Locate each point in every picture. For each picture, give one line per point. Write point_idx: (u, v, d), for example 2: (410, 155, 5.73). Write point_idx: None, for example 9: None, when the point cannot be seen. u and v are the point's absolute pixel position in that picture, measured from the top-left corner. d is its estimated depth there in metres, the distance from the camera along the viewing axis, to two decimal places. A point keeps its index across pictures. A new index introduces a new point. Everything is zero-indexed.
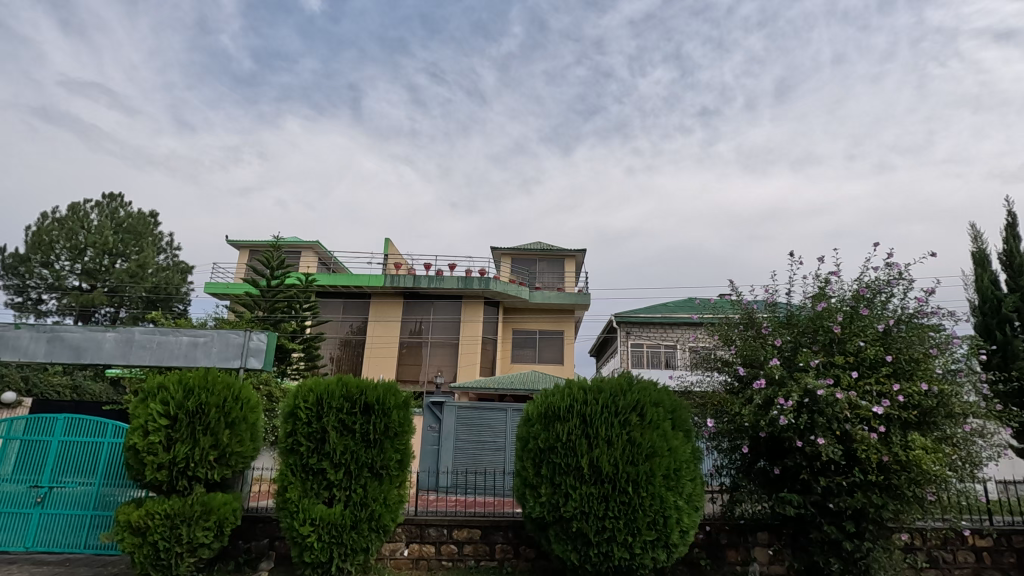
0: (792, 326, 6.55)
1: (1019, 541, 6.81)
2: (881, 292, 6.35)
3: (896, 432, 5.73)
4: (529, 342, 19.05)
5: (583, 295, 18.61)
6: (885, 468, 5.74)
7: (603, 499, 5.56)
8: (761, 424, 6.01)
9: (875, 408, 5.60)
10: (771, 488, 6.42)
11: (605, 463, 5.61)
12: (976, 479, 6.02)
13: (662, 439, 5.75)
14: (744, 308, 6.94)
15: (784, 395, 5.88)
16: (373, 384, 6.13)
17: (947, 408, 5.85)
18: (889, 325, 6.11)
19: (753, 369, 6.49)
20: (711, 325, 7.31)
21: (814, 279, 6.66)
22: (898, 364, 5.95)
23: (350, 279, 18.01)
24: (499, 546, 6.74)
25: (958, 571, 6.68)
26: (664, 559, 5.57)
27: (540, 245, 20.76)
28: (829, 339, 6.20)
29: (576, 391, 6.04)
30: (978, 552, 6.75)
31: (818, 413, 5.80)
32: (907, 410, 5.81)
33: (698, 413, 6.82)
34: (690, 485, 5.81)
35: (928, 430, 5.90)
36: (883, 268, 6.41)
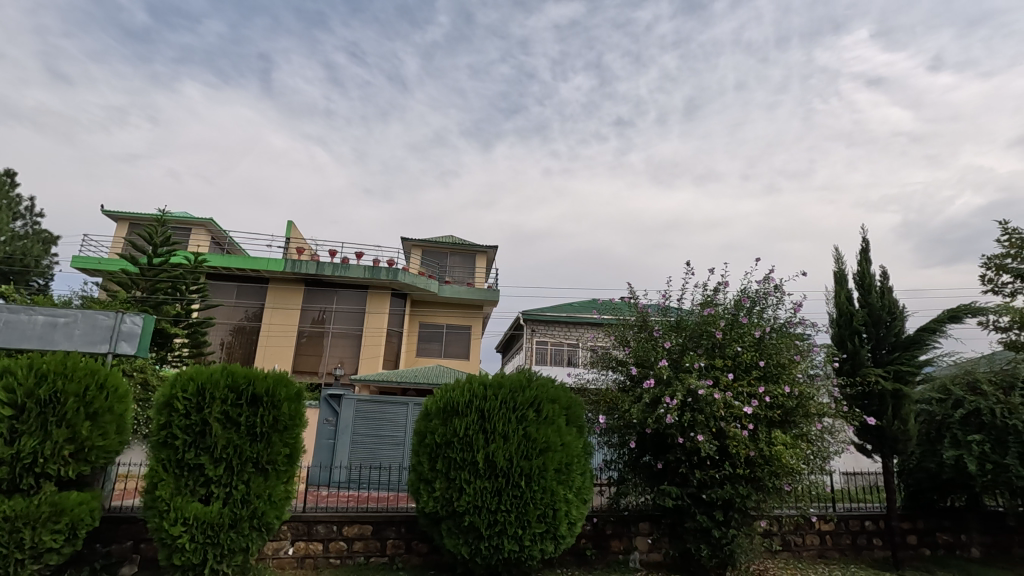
0: (681, 330, 7.05)
1: (854, 524, 7.79)
2: (758, 303, 7.01)
3: (762, 430, 6.29)
4: (436, 336, 18.89)
5: (492, 291, 18.76)
6: (751, 462, 6.29)
7: (496, 493, 5.65)
8: (648, 421, 6.39)
9: (746, 408, 6.13)
10: (653, 481, 6.88)
11: (500, 458, 5.69)
12: (824, 471, 6.82)
13: (556, 435, 5.94)
14: (640, 311, 7.37)
15: (669, 394, 6.31)
16: (263, 374, 5.79)
17: (804, 408, 6.55)
18: (764, 332, 6.74)
19: (644, 369, 6.90)
20: (610, 326, 7.68)
21: (703, 288, 7.20)
22: (767, 368, 6.57)
23: (246, 261, 16.87)
24: (390, 541, 6.64)
25: (805, 553, 7.53)
26: (552, 551, 5.77)
27: (452, 239, 20.68)
28: (712, 343, 6.73)
29: (476, 387, 6.07)
30: (822, 535, 7.66)
31: (698, 412, 6.26)
32: (772, 410, 6.42)
33: (592, 410, 7.14)
34: (580, 479, 6.07)
35: (788, 427, 6.57)
36: (762, 282, 7.09)
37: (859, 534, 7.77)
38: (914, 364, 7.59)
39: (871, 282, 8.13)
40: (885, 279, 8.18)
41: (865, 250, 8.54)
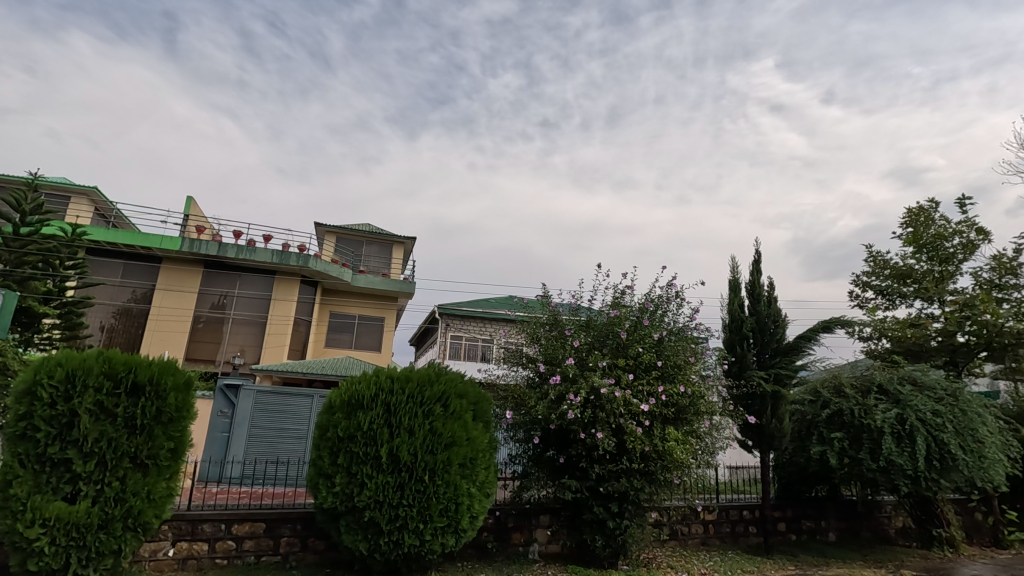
0: (588, 330, 7.32)
1: (734, 513, 8.49)
2: (660, 307, 7.43)
3: (657, 426, 6.67)
4: (347, 327, 18.29)
5: (408, 283, 18.44)
6: (646, 456, 6.65)
7: (399, 488, 5.58)
8: (552, 417, 6.59)
9: (643, 405, 6.47)
10: (555, 474, 7.10)
11: (404, 452, 5.63)
12: (710, 465, 7.36)
13: (462, 430, 5.96)
14: (551, 310, 7.57)
15: (574, 391, 6.55)
16: (146, 361, 5.33)
17: (696, 407, 7.01)
18: (664, 335, 7.15)
19: (552, 367, 7.09)
20: (522, 323, 7.84)
21: (613, 290, 7.52)
22: (665, 368, 6.96)
23: (136, 237, 15.40)
24: (284, 539, 6.36)
25: (690, 541, 8.11)
26: (453, 544, 5.80)
27: (369, 227, 20.10)
28: (616, 343, 7.05)
29: (383, 380, 5.96)
30: (706, 524, 8.27)
31: (600, 409, 6.54)
32: (667, 408, 6.82)
33: (500, 405, 7.26)
34: (484, 473, 6.13)
35: (681, 424, 6.99)
36: (665, 287, 7.51)
37: (738, 523, 8.48)
38: (791, 368, 8.38)
39: (760, 292, 8.88)
40: (772, 290, 8.96)
41: (757, 263, 9.30)
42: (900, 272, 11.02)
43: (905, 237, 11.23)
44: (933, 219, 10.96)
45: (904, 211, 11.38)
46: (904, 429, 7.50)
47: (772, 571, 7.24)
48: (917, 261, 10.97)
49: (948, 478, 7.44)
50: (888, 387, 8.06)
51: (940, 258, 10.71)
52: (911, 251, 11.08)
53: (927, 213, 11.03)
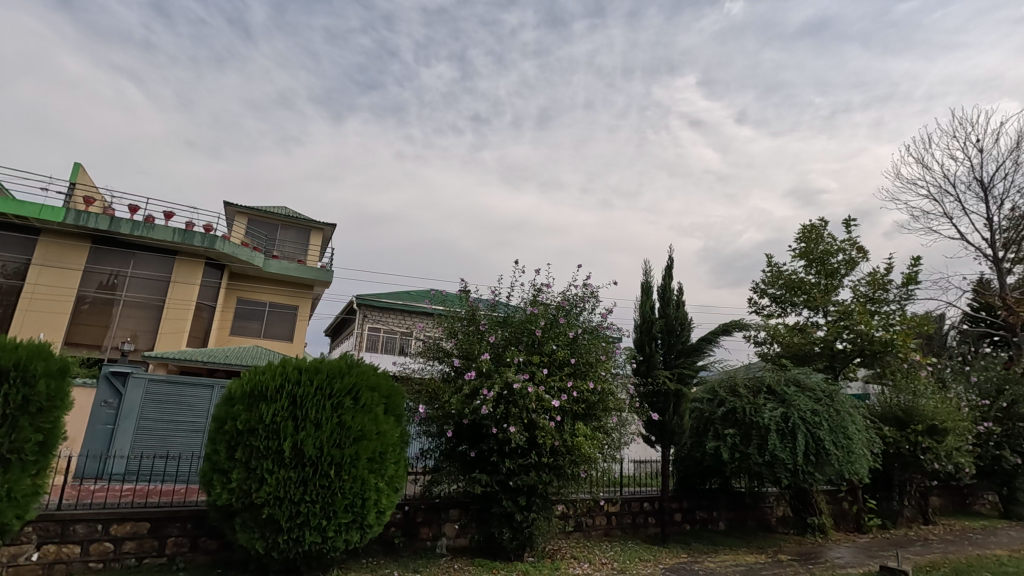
0: (505, 326, 7.40)
1: (634, 505, 8.93)
2: (576, 305, 7.65)
3: (567, 422, 6.85)
4: (256, 314, 17.31)
5: (325, 271, 17.74)
6: (555, 451, 6.82)
7: (302, 483, 5.35)
8: (465, 412, 6.62)
9: (554, 401, 6.63)
10: (466, 469, 7.12)
11: (309, 446, 5.40)
12: (615, 459, 7.67)
13: (372, 424, 5.82)
14: (470, 304, 7.58)
15: (488, 386, 6.59)
16: (13, 344, 4.76)
17: (605, 403, 7.27)
18: (577, 333, 7.35)
19: (468, 362, 7.11)
20: (440, 317, 7.79)
21: (531, 287, 7.64)
22: (577, 366, 7.16)
23: (9, 204, 13.65)
24: (171, 539, 5.92)
25: (594, 532, 8.43)
26: (357, 540, 5.65)
27: (285, 211, 19.12)
28: (532, 340, 7.18)
29: (290, 371, 5.70)
30: (609, 516, 8.63)
31: (512, 404, 6.64)
32: (577, 404, 7.02)
33: (413, 399, 7.18)
34: (393, 468, 6.02)
35: (590, 420, 7.22)
36: (581, 286, 7.74)
37: (638, 514, 8.93)
38: (693, 369, 8.93)
39: (669, 296, 9.37)
40: (680, 294, 9.48)
41: (668, 268, 9.80)
42: (792, 283, 12.03)
43: (798, 251, 12.26)
44: (823, 235, 12.00)
45: (799, 227, 12.38)
46: (787, 426, 8.20)
47: (666, 559, 7.69)
48: (808, 273, 12.02)
49: (822, 471, 8.20)
50: (776, 388, 8.78)
51: (826, 272, 11.78)
52: (803, 265, 12.12)
53: (818, 230, 12.05)
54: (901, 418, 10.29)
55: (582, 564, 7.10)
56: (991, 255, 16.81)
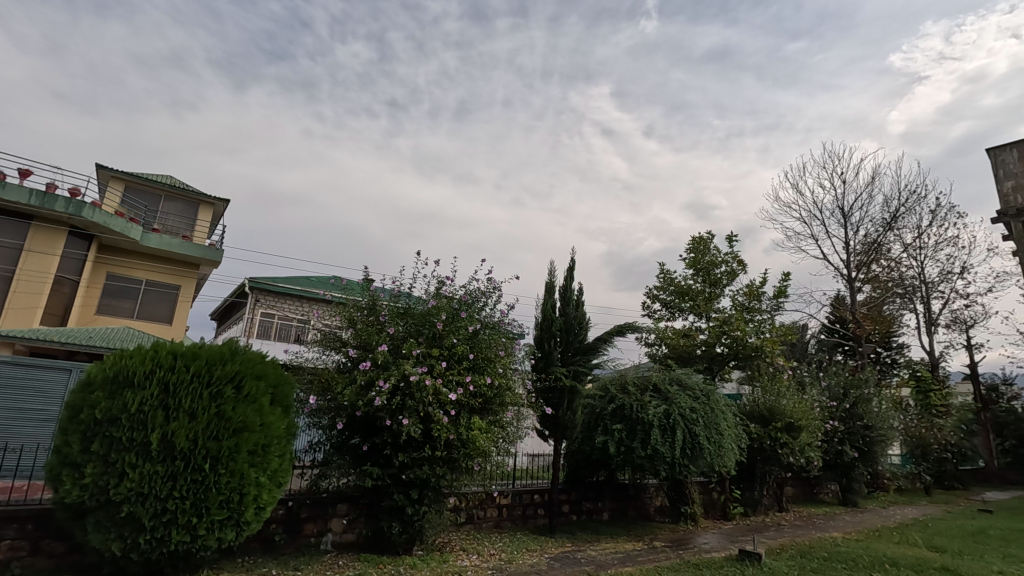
0: (406, 318, 7.28)
1: (526, 497, 9.17)
2: (479, 300, 7.72)
3: (463, 415, 6.86)
4: (130, 293, 15.65)
5: (214, 250, 16.43)
6: (450, 444, 6.82)
7: (170, 478, 4.92)
8: (359, 403, 6.44)
9: (451, 395, 6.62)
10: (357, 463, 6.93)
11: (181, 438, 4.96)
12: (509, 453, 7.80)
13: (256, 414, 5.47)
14: (371, 294, 7.40)
15: (384, 378, 6.46)
16: None
17: (502, 398, 7.37)
18: (478, 328, 7.40)
19: (365, 352, 6.94)
20: (338, 305, 7.54)
21: (434, 279, 7.61)
22: (476, 360, 7.21)
23: None
24: (5, 543, 5.20)
25: (484, 524, 8.56)
26: (231, 539, 5.29)
27: (170, 181, 17.44)
28: (432, 333, 7.12)
29: (163, 357, 5.23)
30: (500, 508, 8.80)
31: (408, 397, 6.56)
32: (474, 398, 7.05)
33: (303, 389, 6.89)
34: (277, 461, 5.70)
35: (486, 414, 7.27)
36: (484, 281, 7.82)
37: (528, 506, 9.18)
38: (587, 366, 9.34)
39: (569, 296, 9.72)
40: (579, 294, 9.86)
41: (570, 269, 10.16)
42: (681, 290, 12.94)
43: (688, 260, 13.21)
44: (709, 247, 13.01)
45: (690, 238, 13.32)
46: (668, 422, 8.81)
47: (552, 548, 7.98)
48: (694, 281, 12.99)
49: (696, 464, 8.89)
50: (660, 387, 9.39)
51: (710, 281, 12.80)
52: (691, 273, 13.07)
53: (706, 241, 13.04)
54: (765, 416, 11.42)
55: (471, 556, 7.17)
56: (846, 274, 19.07)
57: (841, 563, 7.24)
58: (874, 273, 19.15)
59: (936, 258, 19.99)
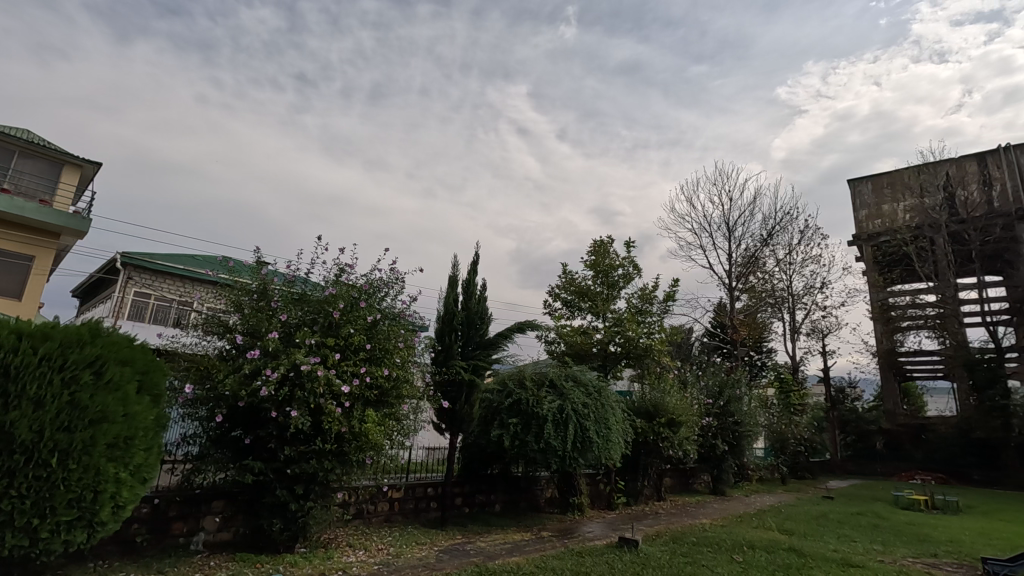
0: (301, 304, 6.93)
1: (419, 491, 9.11)
2: (380, 290, 7.54)
3: (357, 408, 6.66)
4: None
5: (80, 219, 14.58)
6: (341, 437, 6.58)
7: (7, 475, 4.33)
8: (242, 393, 6.05)
9: (345, 386, 6.39)
10: (237, 457, 6.50)
11: (23, 429, 4.37)
12: (403, 446, 7.68)
13: (118, 404, 4.92)
14: (262, 277, 6.95)
15: (272, 366, 6.10)
16: None
17: (398, 390, 7.22)
18: (377, 318, 7.21)
19: (252, 340, 6.52)
20: (223, 287, 7.01)
21: (333, 266, 7.34)
22: (373, 351, 7.01)
23: None
24: None
25: (374, 519, 8.40)
26: (81, 541, 4.76)
27: (26, 134, 15.17)
28: (328, 322, 6.83)
29: (5, 337, 4.55)
30: (391, 502, 8.69)
31: (298, 387, 6.25)
32: (370, 389, 6.86)
33: (179, 378, 6.35)
34: (143, 455, 5.18)
35: (381, 406, 7.10)
36: (387, 271, 7.65)
37: (421, 499, 9.13)
38: (486, 361, 9.51)
39: (473, 291, 9.79)
40: (483, 289, 9.96)
41: (474, 263, 10.22)
42: (581, 291, 13.47)
43: (589, 262, 13.76)
44: (609, 251, 13.64)
45: (592, 241, 13.87)
46: (562, 416, 9.15)
47: (442, 541, 7.99)
48: (594, 282, 13.57)
49: (585, 457, 9.30)
50: (556, 383, 9.69)
51: (609, 284, 13.42)
52: (591, 275, 13.63)
53: (606, 246, 13.67)
54: (650, 412, 12.18)
55: (357, 552, 6.98)
56: (728, 283, 20.83)
57: (707, 547, 7.92)
58: (751, 284, 21.10)
59: (802, 273, 22.43)
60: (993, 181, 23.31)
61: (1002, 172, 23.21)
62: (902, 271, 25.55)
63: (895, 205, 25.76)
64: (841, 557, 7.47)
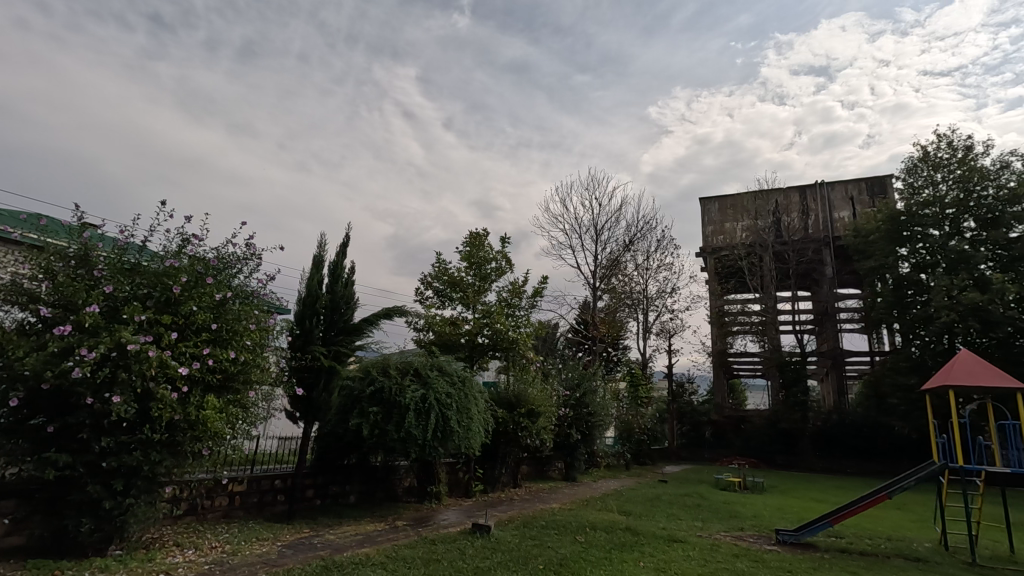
0: (132, 276, 6.08)
1: (265, 484, 8.52)
2: (232, 266, 6.90)
3: (195, 393, 6.03)
4: None
5: None
6: (173, 426, 5.93)
7: None
8: (47, 375, 5.18)
9: (182, 369, 5.73)
10: (36, 449, 5.56)
11: None
12: (248, 436, 7.09)
13: None
14: (84, 241, 5.99)
15: (89, 345, 5.28)
16: None
17: (246, 375, 6.65)
18: (226, 297, 6.55)
19: (65, 313, 5.61)
20: (31, 249, 5.93)
21: (177, 235, 6.57)
22: (219, 333, 6.38)
23: None
24: None
25: (210, 515, 7.69)
26: None
27: None
28: (165, 297, 6.07)
29: None
30: (232, 496, 8.03)
31: (122, 369, 5.49)
32: (212, 374, 6.25)
33: None
34: None
35: (224, 392, 6.49)
36: (242, 246, 7.02)
37: (267, 492, 8.54)
38: (349, 348, 9.29)
39: (340, 274, 9.39)
40: (351, 273, 9.57)
41: (344, 245, 9.76)
42: (453, 281, 13.46)
43: (463, 253, 13.81)
44: (484, 243, 13.81)
45: (468, 233, 13.94)
46: (424, 405, 9.11)
47: (286, 535, 7.54)
48: (466, 273, 13.64)
49: (445, 446, 9.34)
50: (421, 371, 9.60)
51: (481, 276, 13.60)
52: (464, 266, 13.68)
53: (481, 238, 13.82)
54: (512, 402, 12.62)
55: (186, 552, 6.34)
56: (592, 283, 22.18)
57: (553, 530, 8.41)
58: (612, 285, 22.69)
59: (656, 278, 24.60)
60: (810, 211, 27.41)
61: (817, 204, 27.39)
62: (736, 283, 29.17)
63: (735, 223, 29.12)
64: (667, 534, 8.37)
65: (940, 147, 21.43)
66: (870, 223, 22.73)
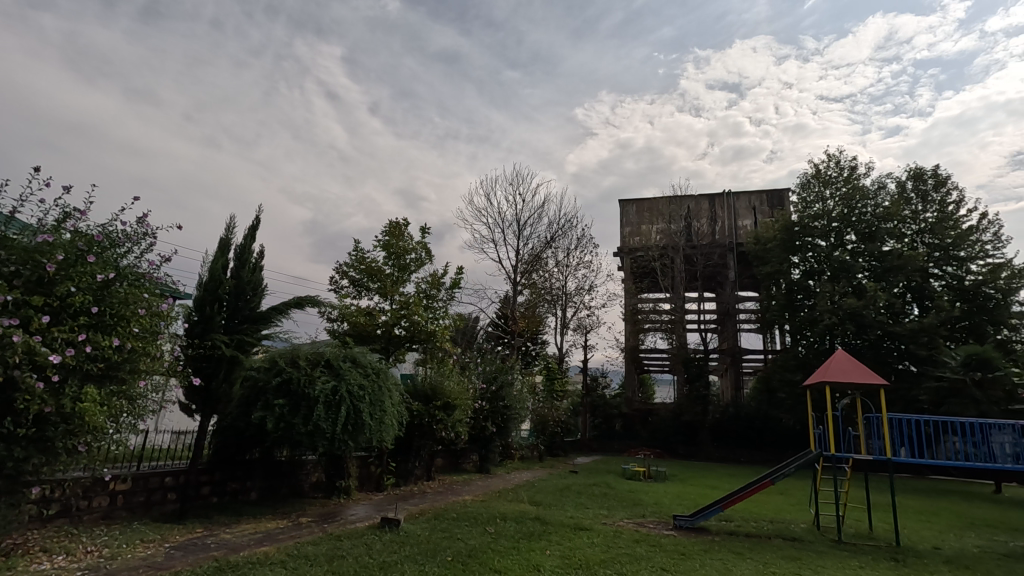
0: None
1: (153, 481, 7.89)
2: (119, 244, 6.29)
3: (71, 383, 5.44)
4: None
5: None
6: (42, 419, 5.35)
7: None
8: None
9: (54, 355, 5.13)
10: None
11: None
12: (134, 430, 6.50)
13: None
14: None
15: None
16: None
17: (133, 364, 6.09)
18: (111, 278, 5.94)
19: None
20: None
21: (55, 207, 5.90)
22: (101, 317, 5.80)
23: None
24: None
25: (86, 517, 7.01)
26: None
27: None
28: (36, 276, 5.42)
29: None
30: (113, 496, 7.35)
31: None
32: (92, 362, 5.68)
33: None
34: None
35: (105, 383, 5.90)
36: (133, 223, 6.43)
37: (155, 491, 7.90)
38: (254, 337, 8.75)
39: (247, 259, 8.83)
40: (259, 258, 9.04)
41: (254, 227, 9.20)
42: (370, 271, 13.09)
43: (382, 242, 13.46)
44: (404, 233, 13.53)
45: (387, 222, 13.60)
46: (334, 398, 8.78)
47: (175, 536, 7.02)
48: (385, 263, 13.30)
49: (355, 440, 9.05)
50: (333, 363, 9.27)
51: (399, 266, 13.32)
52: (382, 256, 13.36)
53: (401, 229, 13.55)
54: (427, 395, 12.51)
55: (54, 558, 5.74)
56: (513, 278, 22.57)
57: (463, 521, 8.43)
58: (533, 281, 23.10)
59: (575, 275, 25.28)
60: (717, 218, 29.26)
61: (723, 212, 29.30)
62: (649, 283, 30.58)
63: (651, 226, 30.52)
64: (573, 522, 8.67)
65: (830, 166, 23.65)
66: (769, 232, 24.62)
